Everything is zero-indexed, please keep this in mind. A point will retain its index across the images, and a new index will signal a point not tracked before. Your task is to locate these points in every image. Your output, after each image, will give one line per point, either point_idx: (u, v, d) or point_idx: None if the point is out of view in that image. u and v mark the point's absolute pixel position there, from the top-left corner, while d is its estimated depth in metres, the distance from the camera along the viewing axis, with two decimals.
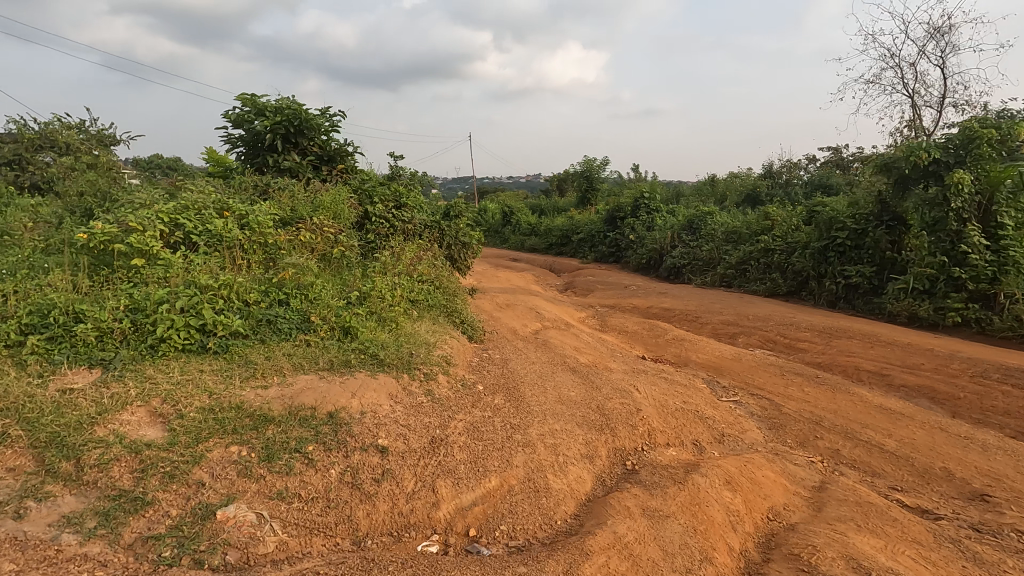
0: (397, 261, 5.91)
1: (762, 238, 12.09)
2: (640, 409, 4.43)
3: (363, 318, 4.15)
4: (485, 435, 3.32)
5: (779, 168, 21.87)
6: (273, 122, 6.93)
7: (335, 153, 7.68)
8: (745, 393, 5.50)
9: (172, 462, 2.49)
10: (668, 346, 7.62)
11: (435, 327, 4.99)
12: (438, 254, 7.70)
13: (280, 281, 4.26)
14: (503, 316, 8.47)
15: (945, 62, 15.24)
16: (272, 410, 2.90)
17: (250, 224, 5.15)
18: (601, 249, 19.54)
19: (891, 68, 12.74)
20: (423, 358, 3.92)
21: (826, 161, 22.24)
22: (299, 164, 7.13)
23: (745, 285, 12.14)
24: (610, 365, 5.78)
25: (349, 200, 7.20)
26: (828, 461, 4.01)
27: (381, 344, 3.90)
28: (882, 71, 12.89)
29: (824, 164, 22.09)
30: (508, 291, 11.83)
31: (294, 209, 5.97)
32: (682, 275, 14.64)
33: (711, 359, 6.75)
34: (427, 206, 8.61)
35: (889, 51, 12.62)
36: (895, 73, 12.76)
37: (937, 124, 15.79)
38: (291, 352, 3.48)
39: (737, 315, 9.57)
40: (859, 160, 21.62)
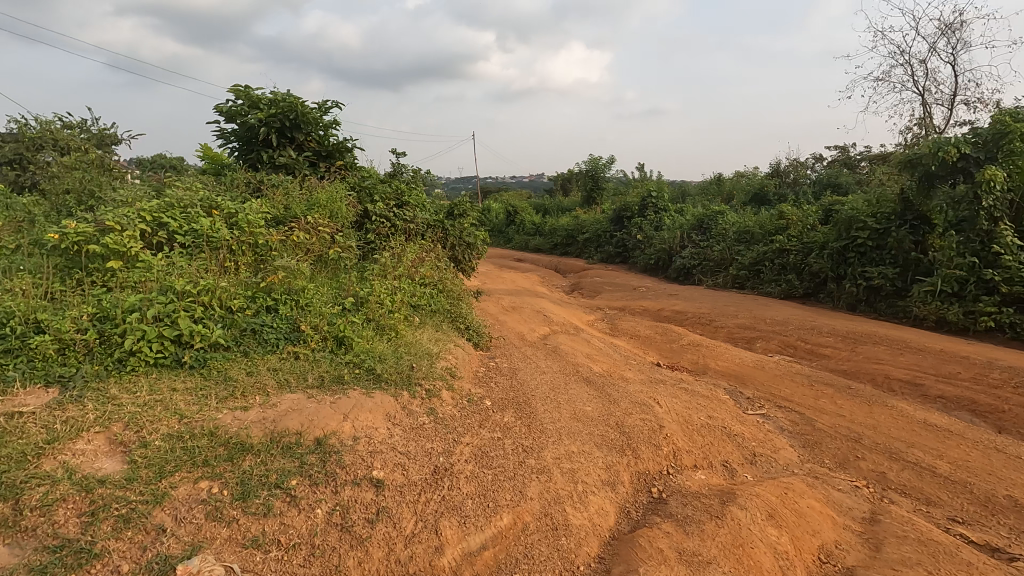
0: (398, 262, 5.55)
1: (777, 238, 11.67)
2: (663, 426, 4.04)
3: (359, 327, 3.78)
4: (495, 463, 2.93)
5: (788, 167, 21.47)
6: (267, 116, 6.54)
7: (333, 149, 7.31)
8: (772, 405, 5.11)
9: (128, 503, 2.10)
10: (684, 352, 7.23)
11: (438, 334, 4.61)
12: (442, 256, 7.34)
13: (268, 286, 3.89)
14: (509, 319, 8.09)
15: (955, 59, 14.97)
16: (251, 436, 2.52)
17: (240, 223, 4.78)
18: (607, 250, 19.14)
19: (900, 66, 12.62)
20: (425, 371, 3.54)
21: (836, 160, 21.84)
22: (296, 160, 6.76)
23: (759, 286, 11.73)
24: (626, 375, 5.39)
25: (348, 198, 6.84)
26: (874, 486, 3.61)
27: (378, 356, 3.52)
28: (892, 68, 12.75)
29: (833, 163, 21.68)
30: (514, 293, 11.44)
31: (289, 207, 5.60)
32: (692, 277, 14.23)
33: (731, 367, 6.35)
34: (429, 205, 8.24)
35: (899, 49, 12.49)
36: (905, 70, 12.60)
37: (947, 122, 15.50)
38: (276, 367, 3.10)
39: (754, 318, 9.16)
40: (870, 159, 21.20)
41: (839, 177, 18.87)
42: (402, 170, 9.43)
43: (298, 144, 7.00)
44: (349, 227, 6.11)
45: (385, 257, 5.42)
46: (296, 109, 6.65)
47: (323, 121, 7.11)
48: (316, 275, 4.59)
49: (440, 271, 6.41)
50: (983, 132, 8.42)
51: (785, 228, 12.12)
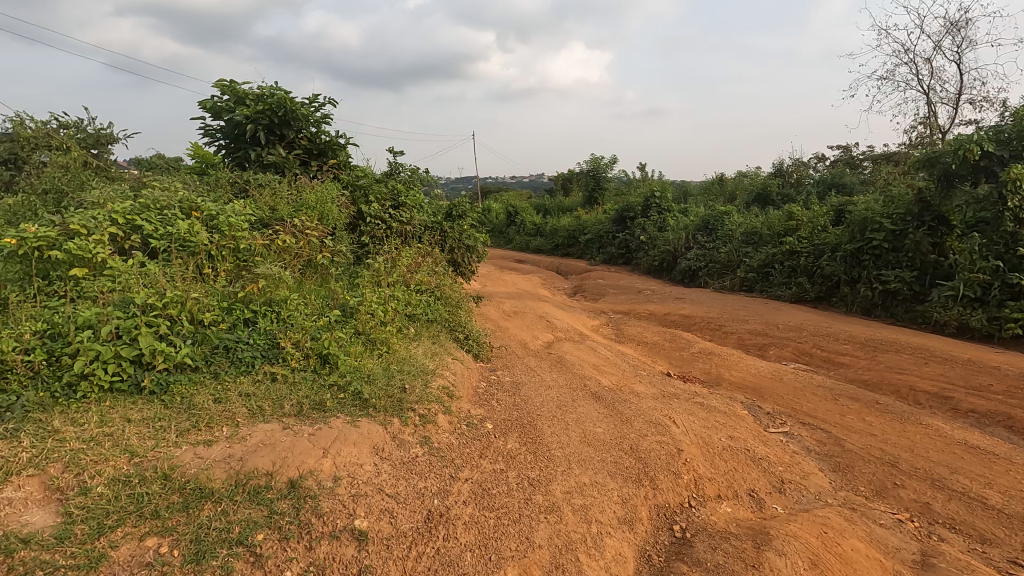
0: (393, 267, 5.18)
1: (786, 240, 11.30)
2: (682, 450, 3.67)
3: (346, 342, 3.41)
4: (497, 502, 2.57)
5: (791, 166, 21.16)
6: (253, 113, 6.15)
7: (325, 147, 6.95)
8: (795, 422, 4.74)
9: (55, 569, 1.73)
10: (695, 361, 6.86)
11: (435, 347, 4.25)
12: (441, 260, 6.99)
13: (246, 296, 3.52)
14: (510, 326, 7.73)
15: (961, 57, 14.70)
16: (213, 478, 2.15)
17: (220, 226, 4.41)
18: (610, 251, 18.78)
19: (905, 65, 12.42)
20: (420, 393, 3.18)
21: (840, 159, 21.54)
22: (285, 159, 6.40)
23: (768, 289, 11.36)
24: (636, 389, 5.01)
25: (340, 199, 6.48)
26: (920, 520, 3.25)
27: (367, 377, 3.15)
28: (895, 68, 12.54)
29: (837, 162, 21.38)
30: (515, 296, 11.06)
31: (275, 208, 5.23)
32: (698, 279, 13.87)
33: (747, 378, 5.98)
34: (427, 206, 7.88)
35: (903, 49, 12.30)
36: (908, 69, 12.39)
37: (952, 121, 15.23)
38: (249, 392, 2.73)
39: (766, 324, 8.78)
40: (874, 159, 20.90)
41: (843, 177, 18.57)
42: (399, 170, 9.06)
43: (288, 142, 6.64)
44: (341, 229, 5.75)
45: (379, 261, 5.05)
46: (284, 104, 6.27)
47: (314, 118, 6.74)
48: (302, 283, 4.22)
49: (438, 276, 6.05)
50: (1006, 130, 8.07)
51: (794, 230, 11.75)
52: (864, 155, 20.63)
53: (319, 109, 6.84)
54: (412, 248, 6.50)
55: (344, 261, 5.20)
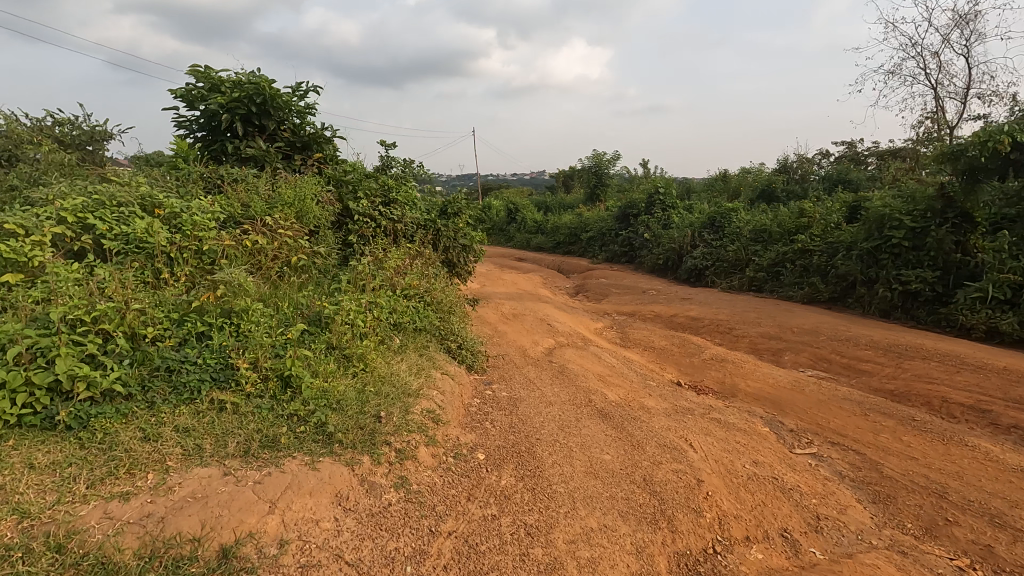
0: (378, 269, 4.71)
1: (798, 237, 10.81)
2: (702, 482, 3.21)
3: (315, 360, 2.95)
4: (485, 564, 2.09)
5: (796, 162, 20.67)
6: (228, 102, 5.66)
7: (310, 140, 6.46)
8: (824, 442, 4.27)
9: None
10: (707, 369, 6.39)
11: (422, 361, 3.78)
12: (434, 260, 6.52)
13: (202, 306, 3.06)
14: (509, 330, 7.26)
15: (969, 49, 14.28)
16: (121, 549, 1.70)
17: (182, 226, 3.96)
18: (612, 249, 18.30)
19: (914, 57, 11.99)
20: (398, 421, 2.71)
21: (845, 155, 21.06)
22: (265, 151, 5.93)
23: (778, 289, 10.89)
24: (646, 404, 4.55)
25: (325, 195, 6.01)
26: (983, 568, 2.77)
27: (336, 404, 2.69)
28: (904, 60, 12.12)
29: (843, 158, 20.90)
30: (514, 297, 10.60)
31: (249, 204, 4.76)
32: (705, 278, 13.38)
33: (765, 388, 5.52)
34: (420, 202, 7.41)
35: (912, 40, 11.87)
36: (917, 62, 11.96)
37: (959, 115, 14.79)
38: (189, 426, 2.27)
39: (780, 327, 8.31)
40: (879, 155, 20.43)
41: (849, 173, 18.09)
42: (391, 165, 8.59)
43: (269, 134, 6.16)
44: (324, 229, 5.30)
45: (363, 263, 4.59)
46: (263, 92, 5.77)
47: (296, 107, 6.25)
48: (273, 289, 3.76)
49: (430, 279, 5.60)
50: None
51: (806, 227, 11.26)
52: (869, 151, 20.15)
53: (303, 98, 6.34)
54: (402, 247, 6.02)
55: (324, 265, 4.75)
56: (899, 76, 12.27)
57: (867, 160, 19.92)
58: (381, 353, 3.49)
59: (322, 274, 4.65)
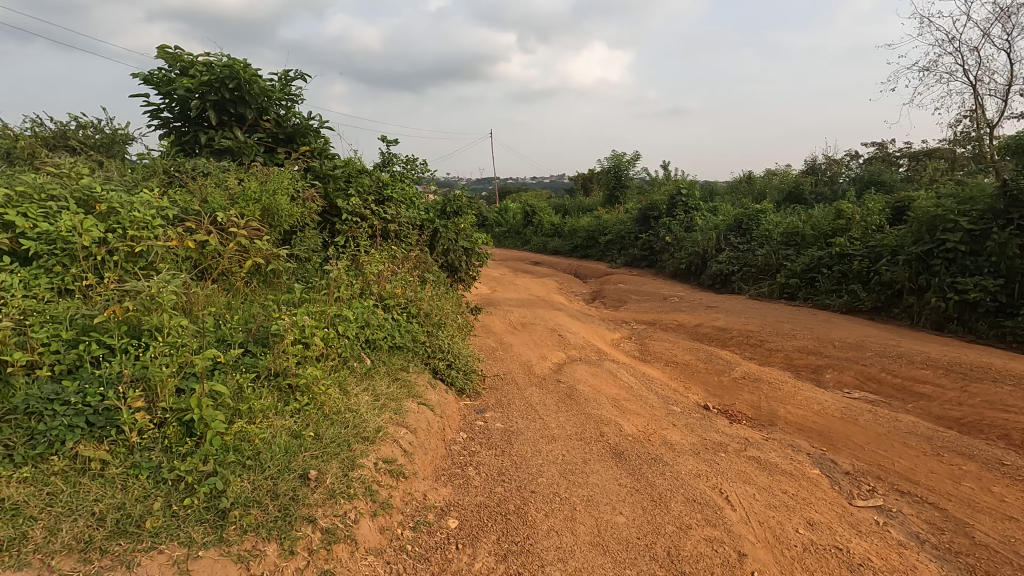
0: (356, 274, 4.07)
1: (835, 241, 9.91)
2: (746, 556, 2.46)
3: (239, 398, 2.30)
4: None
5: (824, 164, 19.60)
6: (199, 86, 5.06)
7: (296, 132, 5.83)
8: (890, 491, 3.46)
9: None
10: (739, 390, 5.60)
11: (392, 389, 3.09)
12: (430, 264, 5.85)
13: (104, 324, 2.41)
14: (515, 343, 6.58)
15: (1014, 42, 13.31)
16: None
17: (117, 223, 3.33)
18: (632, 253, 17.46)
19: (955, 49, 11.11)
20: (331, 482, 2.11)
21: (875, 157, 19.93)
22: (243, 144, 5.35)
23: (813, 297, 10.01)
24: (670, 437, 3.82)
25: (309, 192, 5.40)
26: None
27: (250, 457, 2.07)
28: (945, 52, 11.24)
29: (873, 160, 19.78)
30: (525, 303, 9.90)
31: (208, 198, 4.12)
32: (731, 284, 12.51)
33: (809, 416, 4.71)
34: (418, 201, 6.75)
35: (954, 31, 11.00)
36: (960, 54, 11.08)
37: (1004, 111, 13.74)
38: (19, 502, 1.72)
39: (819, 340, 7.47)
40: (910, 156, 19.27)
41: (882, 174, 17.01)
42: (392, 161, 7.96)
43: (250, 124, 5.57)
44: (301, 231, 4.70)
45: (337, 268, 3.96)
46: (238, 77, 5.14)
47: (280, 95, 5.64)
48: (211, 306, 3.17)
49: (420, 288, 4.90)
50: None
51: (844, 230, 10.34)
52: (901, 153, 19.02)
53: (287, 84, 5.71)
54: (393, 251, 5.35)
55: (290, 276, 4.15)
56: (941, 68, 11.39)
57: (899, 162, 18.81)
58: (338, 380, 2.85)
59: (290, 280, 4.03)
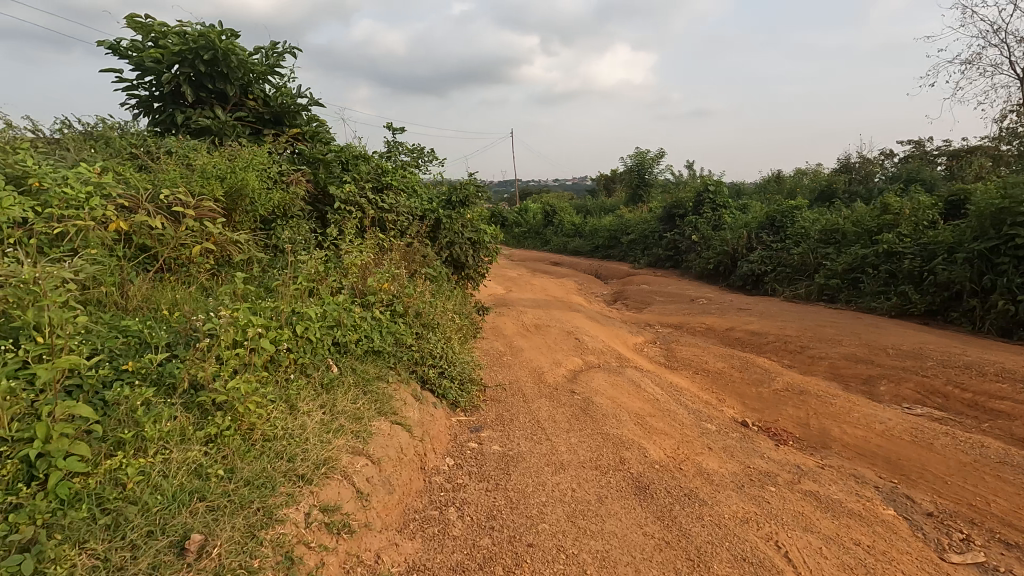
0: (334, 267, 3.49)
1: (882, 237, 9.03)
2: None
3: (124, 430, 1.77)
4: None
5: (858, 162, 18.51)
6: (170, 57, 4.53)
7: (283, 112, 5.28)
8: (991, 541, 2.72)
9: None
10: (782, 403, 4.86)
11: (357, 403, 2.49)
12: (432, 258, 5.24)
13: None
14: (526, 347, 5.94)
15: None
16: None
17: (41, 197, 2.76)
18: (656, 253, 16.65)
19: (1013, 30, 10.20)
20: (220, 554, 1.56)
21: (912, 155, 18.79)
22: (223, 123, 4.84)
23: (857, 300, 9.15)
24: (705, 464, 3.15)
25: (295, 176, 4.85)
26: None
27: (107, 515, 1.57)
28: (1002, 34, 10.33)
29: (910, 158, 18.63)
30: (541, 304, 9.24)
31: (167, 175, 3.57)
32: (763, 286, 11.66)
33: (870, 438, 3.97)
34: (420, 190, 6.15)
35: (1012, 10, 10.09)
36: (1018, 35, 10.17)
37: None
38: None
39: (869, 347, 6.66)
40: (950, 153, 18.09)
41: (920, 171, 15.93)
42: (396, 150, 7.40)
43: (232, 102, 5.04)
44: (279, 220, 4.15)
45: (310, 259, 3.38)
46: (214, 48, 4.60)
47: (264, 70, 5.11)
48: (142, 313, 2.67)
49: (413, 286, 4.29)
50: None
51: (891, 226, 9.43)
52: (940, 151, 17.87)
53: (274, 59, 5.16)
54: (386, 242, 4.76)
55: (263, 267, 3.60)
56: (997, 51, 10.46)
57: (939, 160, 17.67)
58: (280, 393, 2.28)
59: (257, 273, 3.47)
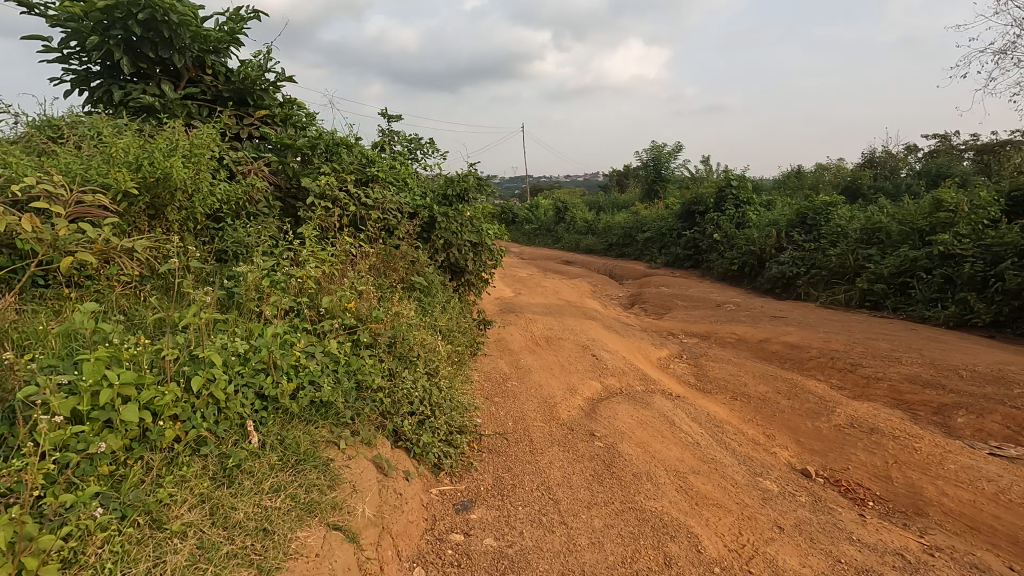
0: (280, 284, 2.65)
1: (936, 238, 8.04)
2: None
3: None
4: None
5: (883, 156, 17.37)
6: (97, 15, 3.68)
7: (245, 90, 4.46)
8: None
9: None
10: (849, 444, 3.96)
11: (266, 508, 1.68)
12: (422, 263, 4.40)
13: None
14: (535, 367, 5.08)
15: None
16: None
17: None
18: (674, 252, 15.68)
19: None
20: None
21: (940, 148, 17.65)
22: (168, 101, 4.04)
23: (906, 308, 8.18)
24: (784, 562, 2.26)
25: (257, 167, 4.02)
26: None
27: None
28: None
29: (939, 151, 17.48)
30: (552, 311, 8.36)
31: (65, 159, 2.74)
32: (794, 289, 10.71)
33: (981, 507, 3.06)
34: (412, 183, 5.31)
35: None
36: None
37: None
38: None
39: (935, 367, 5.72)
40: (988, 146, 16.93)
41: (953, 164, 14.82)
42: (390, 139, 6.55)
43: (185, 77, 4.25)
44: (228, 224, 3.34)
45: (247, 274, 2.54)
46: (151, 6, 3.73)
47: (222, 38, 4.26)
48: None
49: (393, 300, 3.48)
50: None
51: (946, 225, 8.42)
52: (971, 143, 16.74)
53: (236, 26, 4.32)
54: (364, 248, 3.92)
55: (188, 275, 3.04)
56: None
57: (971, 152, 16.54)
58: (130, 502, 1.50)
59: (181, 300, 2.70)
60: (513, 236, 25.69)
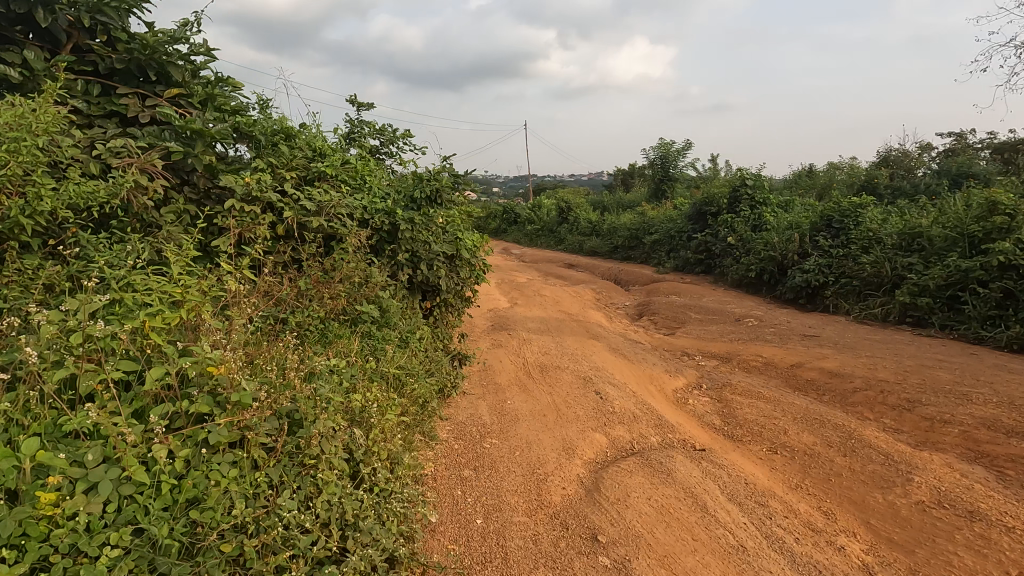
0: (95, 346, 1.68)
1: (994, 245, 6.98)
2: None
3: None
4: None
5: (899, 154, 16.27)
6: None
7: (144, 61, 3.43)
8: None
9: None
10: (942, 537, 2.94)
11: None
12: (375, 286, 3.40)
13: None
14: (524, 413, 4.07)
15: None
16: None
17: None
18: (684, 255, 14.59)
19: None
20: None
21: (955, 146, 16.60)
22: (30, 74, 3.06)
23: (957, 327, 7.12)
24: None
25: (147, 155, 2.99)
26: None
27: None
28: None
29: (955, 148, 16.42)
30: (551, 327, 7.33)
31: None
32: (820, 299, 9.62)
33: None
34: (371, 183, 4.29)
35: None
36: None
37: None
38: None
39: (1016, 410, 4.67)
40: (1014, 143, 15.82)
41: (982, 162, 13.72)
42: (359, 131, 5.51)
43: (65, 44, 3.29)
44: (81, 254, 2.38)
45: (36, 343, 1.61)
46: None
47: None
48: None
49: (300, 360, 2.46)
50: None
51: (1002, 231, 7.36)
52: (991, 141, 15.70)
53: None
54: (284, 285, 2.97)
55: None
56: None
57: (988, 150, 15.56)
58: None
59: None
60: (514, 237, 24.65)
